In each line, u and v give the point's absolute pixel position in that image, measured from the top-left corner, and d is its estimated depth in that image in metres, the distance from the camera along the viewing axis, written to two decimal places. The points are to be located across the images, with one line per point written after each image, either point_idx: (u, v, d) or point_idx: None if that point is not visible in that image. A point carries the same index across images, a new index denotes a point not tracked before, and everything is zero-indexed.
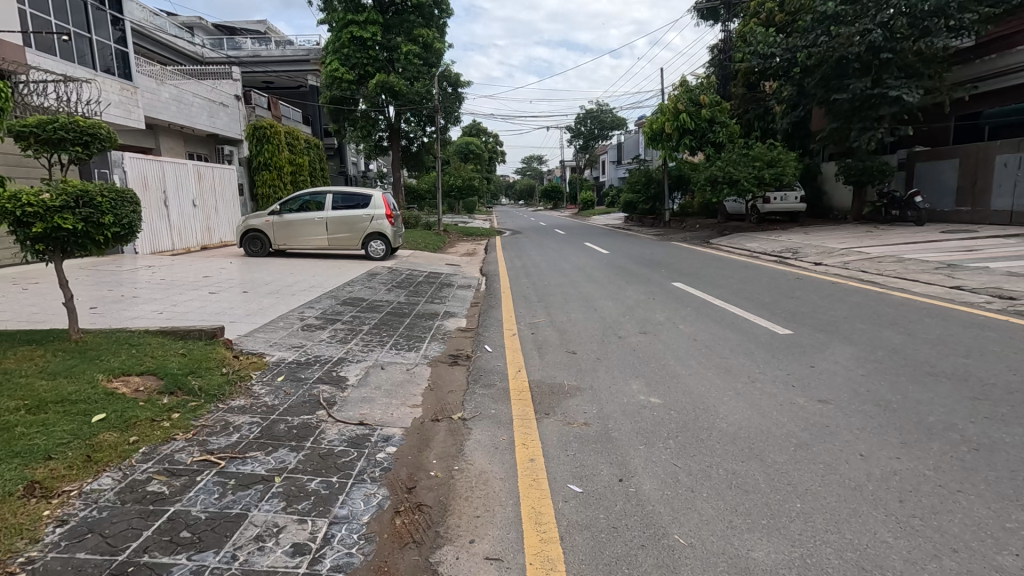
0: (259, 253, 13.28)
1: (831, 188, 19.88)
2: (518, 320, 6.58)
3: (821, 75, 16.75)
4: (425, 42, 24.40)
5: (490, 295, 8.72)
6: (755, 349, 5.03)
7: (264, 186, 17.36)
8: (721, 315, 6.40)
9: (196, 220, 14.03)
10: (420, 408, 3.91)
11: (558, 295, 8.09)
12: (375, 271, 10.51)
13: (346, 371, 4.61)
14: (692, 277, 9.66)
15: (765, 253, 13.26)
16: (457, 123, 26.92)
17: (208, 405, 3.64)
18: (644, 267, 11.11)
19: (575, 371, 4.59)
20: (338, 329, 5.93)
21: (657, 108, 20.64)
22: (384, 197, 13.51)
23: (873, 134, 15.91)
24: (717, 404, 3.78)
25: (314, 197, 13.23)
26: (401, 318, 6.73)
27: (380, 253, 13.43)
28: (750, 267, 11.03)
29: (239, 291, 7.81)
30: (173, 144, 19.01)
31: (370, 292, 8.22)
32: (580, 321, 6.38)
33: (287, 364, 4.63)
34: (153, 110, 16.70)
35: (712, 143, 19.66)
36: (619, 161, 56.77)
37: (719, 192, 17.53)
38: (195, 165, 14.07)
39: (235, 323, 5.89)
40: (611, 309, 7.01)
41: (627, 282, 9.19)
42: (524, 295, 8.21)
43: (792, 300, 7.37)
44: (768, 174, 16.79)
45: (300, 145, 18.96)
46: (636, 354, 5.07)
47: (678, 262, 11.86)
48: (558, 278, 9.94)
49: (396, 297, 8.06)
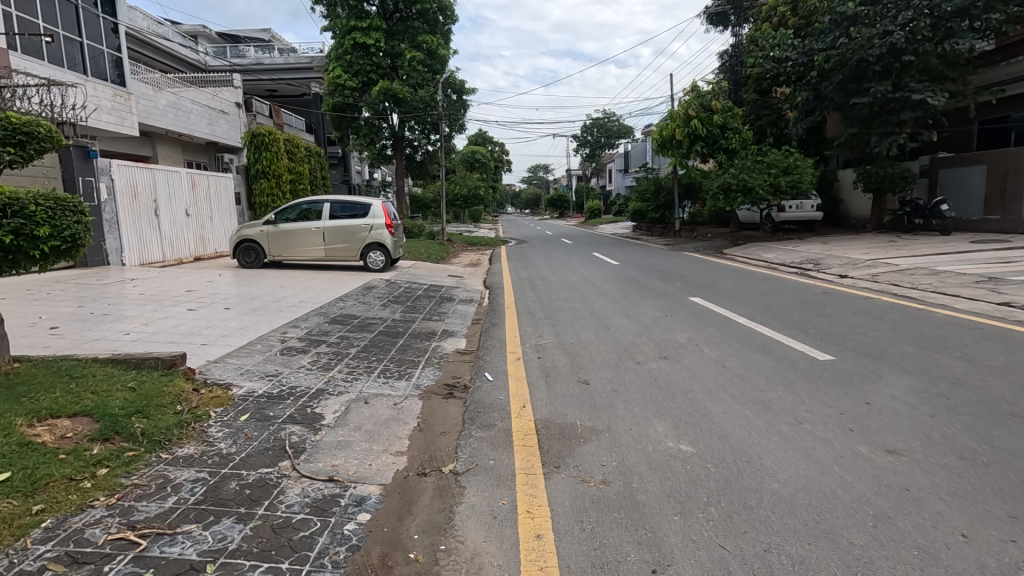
0: (253, 264, 12.74)
1: (848, 196, 19.17)
2: (523, 341, 5.94)
3: (839, 79, 16.15)
4: (430, 49, 23.97)
5: (492, 310, 8.10)
6: (794, 379, 4.37)
7: (262, 195, 16.87)
8: (749, 337, 5.75)
9: (190, 229, 13.54)
10: (404, 457, 3.28)
11: (567, 312, 7.45)
12: (372, 284, 9.92)
13: (323, 406, 3.97)
14: (709, 291, 9.00)
15: (784, 264, 12.58)
16: (462, 131, 26.44)
17: (148, 455, 3.03)
18: (658, 279, 10.45)
19: (588, 407, 3.95)
20: (321, 353, 5.31)
21: (667, 114, 20.07)
22: (384, 206, 12.96)
23: (895, 139, 15.25)
24: (764, 454, 3.12)
25: (312, 206, 12.69)
26: (394, 338, 6.11)
27: (380, 264, 12.86)
28: (771, 279, 10.36)
29: (221, 307, 7.23)
30: (171, 153, 18.62)
31: (363, 308, 7.62)
32: (591, 343, 5.74)
33: (255, 398, 4.01)
34: (150, 117, 16.29)
35: (724, 150, 19.03)
36: (626, 169, 56.19)
37: (732, 200, 16.87)
38: (190, 173, 13.63)
39: (207, 345, 5.29)
40: (625, 328, 6.36)
41: (641, 296, 8.54)
42: (530, 312, 7.58)
43: (825, 318, 6.69)
44: (785, 181, 16.09)
45: (300, 153, 18.51)
46: (658, 384, 4.42)
47: (693, 274, 11.20)
48: (566, 291, 9.30)
49: (391, 314, 7.46)
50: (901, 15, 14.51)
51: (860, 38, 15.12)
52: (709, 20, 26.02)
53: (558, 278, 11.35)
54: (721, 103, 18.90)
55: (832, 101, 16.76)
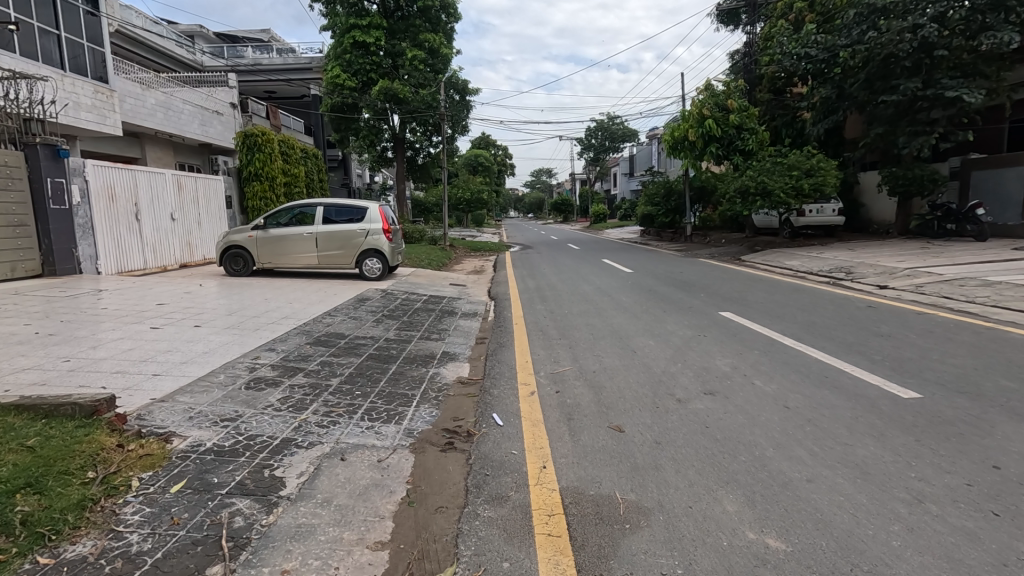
0: (240, 273, 11.88)
1: (869, 200, 18.25)
2: (537, 369, 5.04)
3: (865, 76, 15.32)
4: (431, 47, 23.19)
5: (499, 327, 7.20)
6: (884, 427, 3.46)
7: (255, 198, 16.01)
8: (805, 364, 4.86)
9: (176, 234, 12.72)
10: (386, 553, 2.39)
11: (583, 330, 6.55)
12: (366, 295, 9.05)
13: (285, 467, 3.08)
14: (739, 304, 8.11)
15: (813, 273, 11.66)
16: (465, 133, 25.63)
17: (18, 562, 2.14)
18: (679, 290, 9.55)
19: (630, 469, 3.06)
20: (296, 386, 4.42)
21: (679, 115, 19.22)
22: (381, 210, 12.10)
23: (926, 139, 14.38)
24: (890, 558, 2.21)
25: (305, 210, 11.86)
26: (386, 365, 5.21)
27: (377, 272, 11.99)
28: (803, 290, 9.46)
29: (191, 323, 6.35)
30: (161, 154, 17.85)
31: (354, 326, 6.73)
32: (618, 372, 4.83)
33: (200, 454, 3.11)
34: (137, 117, 15.49)
35: (741, 152, 18.13)
36: (631, 173, 55.30)
37: (751, 204, 15.95)
38: (176, 174, 12.83)
39: (159, 375, 4.41)
40: (656, 352, 5.47)
41: (665, 311, 7.65)
42: (542, 330, 6.69)
43: (884, 339, 5.78)
44: (807, 183, 15.14)
45: (295, 155, 17.71)
46: (711, 432, 3.52)
47: (716, 283, 10.30)
48: (581, 304, 8.42)
49: (385, 332, 6.57)
50: (932, 7, 13.71)
51: (889, 32, 14.33)
52: (719, 19, 25.24)
53: (570, 288, 10.48)
54: (736, 102, 18.04)
55: (856, 100, 15.93)
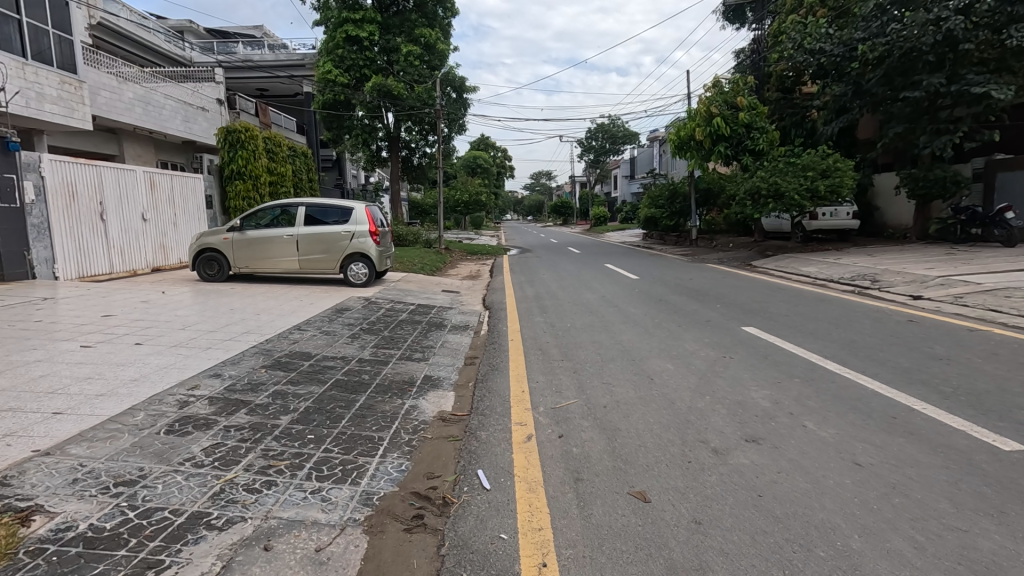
0: (215, 278, 10.99)
1: (884, 203, 17.44)
2: (536, 402, 4.15)
3: (884, 71, 14.49)
4: (427, 43, 22.34)
5: (492, 343, 6.31)
6: (1000, 500, 2.58)
7: (237, 198, 15.11)
8: (861, 401, 3.98)
9: (147, 236, 11.85)
10: None
11: (587, 350, 5.67)
12: (347, 304, 8.15)
13: (181, 566, 2.20)
14: (762, 317, 7.23)
15: (834, 281, 10.79)
16: (461, 132, 24.79)
17: None
18: (693, 300, 8.68)
19: (664, 572, 2.18)
20: (231, 427, 3.52)
21: (685, 113, 18.41)
22: (368, 210, 11.23)
23: (950, 138, 13.57)
24: None
25: (286, 210, 11.00)
26: (352, 396, 4.31)
27: (363, 278, 11.12)
28: (827, 301, 8.62)
29: (131, 339, 5.44)
30: (142, 151, 16.97)
31: (324, 344, 5.81)
32: (635, 409, 3.94)
33: (60, 548, 2.23)
34: (112, 111, 14.60)
35: (750, 152, 17.26)
36: (632, 176, 54.59)
37: (763, 206, 15.08)
38: (149, 171, 11.98)
39: (60, 414, 3.49)
40: (676, 381, 4.59)
41: (681, 325, 6.78)
42: (540, 349, 5.80)
43: (943, 363, 4.91)
44: (824, 185, 14.25)
45: (282, 153, 16.82)
46: (765, 504, 2.64)
47: (732, 292, 9.45)
48: (585, 316, 7.55)
49: (359, 352, 5.67)
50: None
51: (911, 24, 13.52)
52: (726, 17, 24.41)
53: (572, 296, 9.63)
54: (746, 100, 17.21)
55: (873, 97, 15.12)
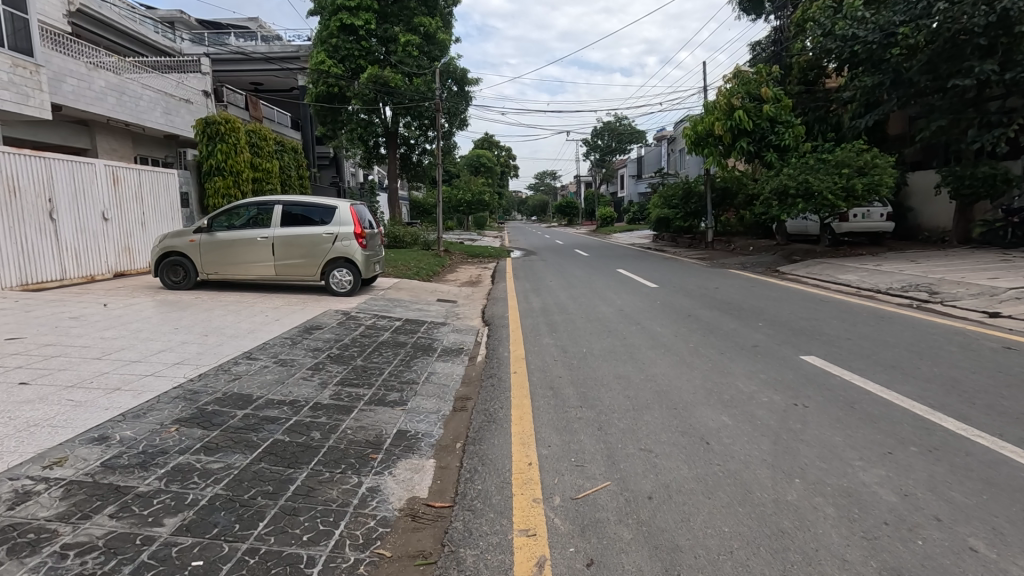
0: (181, 285, 9.73)
1: (919, 204, 16.12)
2: (550, 492, 2.86)
3: (927, 57, 13.16)
4: (427, 32, 21.01)
5: (489, 377, 5.02)
6: None
7: (216, 195, 13.82)
8: None
9: (109, 238, 10.65)
10: None
11: (612, 392, 4.39)
12: (319, 321, 6.87)
13: None
14: (821, 342, 5.91)
15: (882, 292, 9.46)
16: (463, 128, 23.51)
17: None
18: (729, 317, 7.37)
19: None
20: (73, 549, 2.25)
21: (703, 106, 17.11)
22: (353, 209, 9.97)
23: (1003, 131, 12.24)
24: None
25: (261, 210, 9.76)
26: (288, 476, 3.03)
27: (347, 285, 9.84)
28: (887, 318, 7.30)
29: (20, 375, 4.20)
30: (118, 145, 15.74)
31: (274, 381, 4.55)
32: (696, 507, 2.66)
33: None
34: (80, 100, 13.40)
35: (774, 147, 15.91)
36: (639, 175, 53.30)
37: (791, 207, 13.75)
38: (112, 165, 10.77)
39: None
40: (744, 447, 3.31)
41: (725, 354, 5.46)
42: (552, 388, 4.53)
43: None
44: (861, 183, 12.85)
45: (268, 148, 15.58)
46: None
47: (772, 307, 8.13)
48: (603, 338, 6.25)
49: (318, 393, 4.39)
50: None
51: (961, 5, 12.20)
52: (743, 7, 22.94)
53: (585, 308, 8.35)
54: (771, 91, 15.92)
55: (914, 87, 13.78)
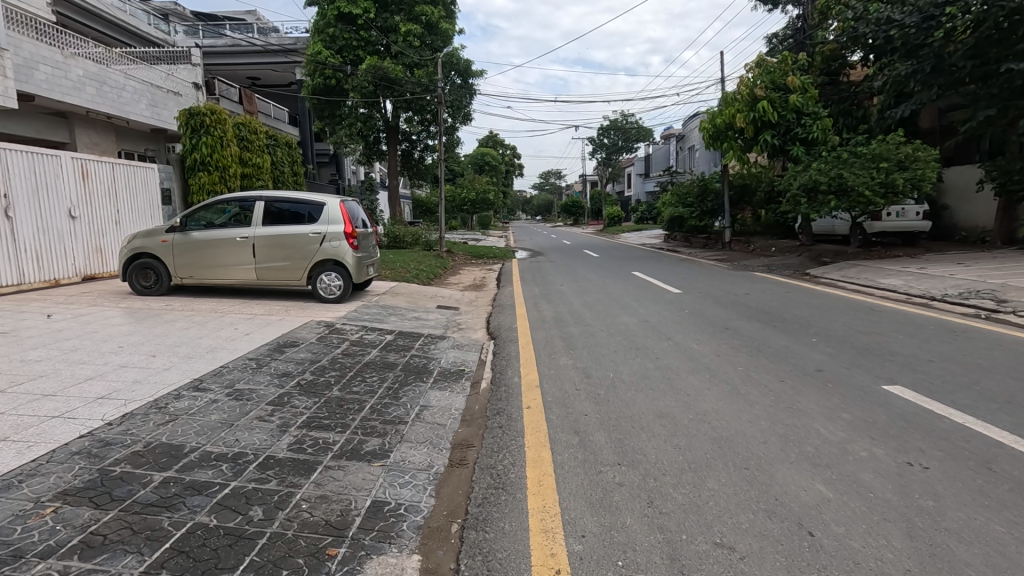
0: (152, 290, 8.76)
1: (954, 201, 15.01)
2: None
3: (974, 40, 12.09)
4: (429, 21, 19.99)
5: (495, 415, 3.98)
6: None
7: (201, 191, 12.85)
8: None
9: (76, 237, 9.69)
10: None
11: (657, 442, 3.36)
12: (296, 336, 5.84)
13: None
14: (899, 366, 4.86)
15: (937, 300, 8.38)
16: (466, 122, 22.50)
17: None
18: (775, 332, 6.31)
19: None
20: None
21: (722, 98, 16.07)
22: (344, 206, 8.97)
23: None
24: None
25: (242, 206, 8.78)
26: None
27: (337, 291, 8.84)
28: (962, 332, 6.23)
29: None
30: (100, 140, 14.80)
31: (219, 422, 3.53)
32: None
33: None
34: (55, 90, 12.46)
35: (801, 141, 14.80)
36: (647, 174, 52.10)
37: (821, 205, 12.67)
38: (81, 157, 9.79)
39: None
40: (868, 544, 2.29)
41: (789, 384, 4.39)
42: (578, 435, 3.50)
43: None
44: (901, 178, 11.74)
45: (258, 141, 14.61)
46: None
47: (821, 318, 7.06)
48: (632, 360, 5.21)
49: (273, 441, 3.36)
50: None
51: None
52: None
53: (605, 318, 7.30)
54: (798, 81, 14.85)
55: (960, 72, 12.65)
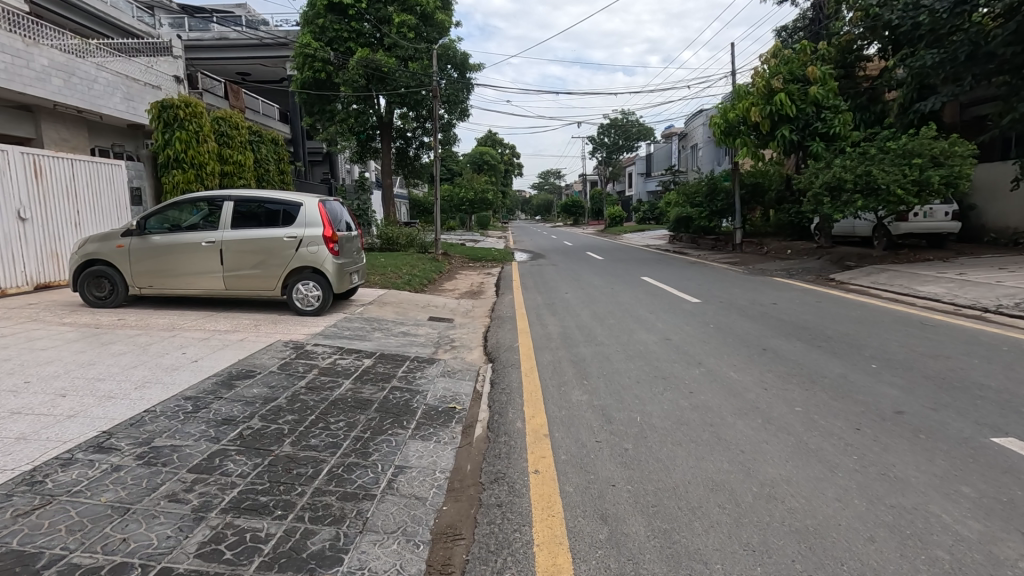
0: (107, 302, 7.79)
1: (983, 200, 14.06)
2: None
3: (1015, 25, 11.07)
4: (424, 12, 18.94)
5: (493, 486, 2.97)
6: None
7: (175, 191, 11.87)
8: None
9: (27, 242, 8.72)
10: None
11: (719, 540, 2.38)
12: (254, 363, 4.86)
13: None
14: (997, 406, 3.88)
15: (994, 311, 7.40)
16: (463, 118, 21.53)
17: None
18: (824, 355, 5.32)
19: None
20: None
21: (736, 91, 15.11)
22: (323, 207, 7.97)
23: None
24: None
25: (210, 206, 7.80)
26: None
27: (315, 301, 7.86)
28: None
29: None
30: (70, 135, 13.82)
31: (109, 508, 2.54)
32: None
33: None
34: (16, 81, 11.47)
35: (820, 137, 13.85)
36: (648, 173, 51.15)
37: (846, 204, 11.65)
38: (33, 152, 8.78)
39: None
40: None
41: (872, 435, 3.41)
42: (606, 526, 2.52)
43: None
44: (936, 175, 10.75)
45: (241, 137, 13.55)
46: None
47: (872, 337, 6.06)
48: (660, 396, 4.22)
49: (178, 540, 2.37)
50: None
51: None
52: None
53: (621, 336, 6.30)
54: (818, 71, 13.86)
55: (998, 59, 11.64)
